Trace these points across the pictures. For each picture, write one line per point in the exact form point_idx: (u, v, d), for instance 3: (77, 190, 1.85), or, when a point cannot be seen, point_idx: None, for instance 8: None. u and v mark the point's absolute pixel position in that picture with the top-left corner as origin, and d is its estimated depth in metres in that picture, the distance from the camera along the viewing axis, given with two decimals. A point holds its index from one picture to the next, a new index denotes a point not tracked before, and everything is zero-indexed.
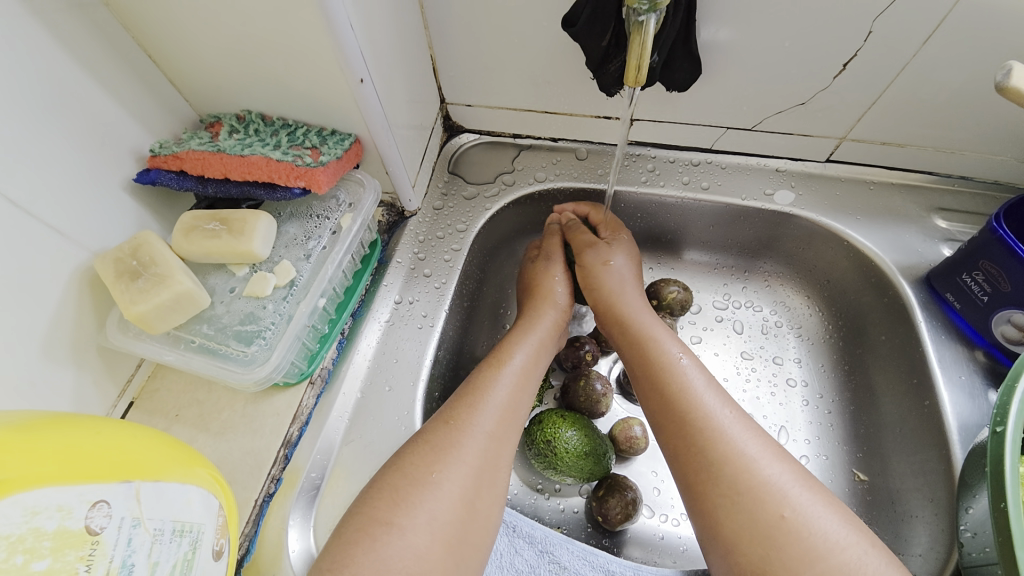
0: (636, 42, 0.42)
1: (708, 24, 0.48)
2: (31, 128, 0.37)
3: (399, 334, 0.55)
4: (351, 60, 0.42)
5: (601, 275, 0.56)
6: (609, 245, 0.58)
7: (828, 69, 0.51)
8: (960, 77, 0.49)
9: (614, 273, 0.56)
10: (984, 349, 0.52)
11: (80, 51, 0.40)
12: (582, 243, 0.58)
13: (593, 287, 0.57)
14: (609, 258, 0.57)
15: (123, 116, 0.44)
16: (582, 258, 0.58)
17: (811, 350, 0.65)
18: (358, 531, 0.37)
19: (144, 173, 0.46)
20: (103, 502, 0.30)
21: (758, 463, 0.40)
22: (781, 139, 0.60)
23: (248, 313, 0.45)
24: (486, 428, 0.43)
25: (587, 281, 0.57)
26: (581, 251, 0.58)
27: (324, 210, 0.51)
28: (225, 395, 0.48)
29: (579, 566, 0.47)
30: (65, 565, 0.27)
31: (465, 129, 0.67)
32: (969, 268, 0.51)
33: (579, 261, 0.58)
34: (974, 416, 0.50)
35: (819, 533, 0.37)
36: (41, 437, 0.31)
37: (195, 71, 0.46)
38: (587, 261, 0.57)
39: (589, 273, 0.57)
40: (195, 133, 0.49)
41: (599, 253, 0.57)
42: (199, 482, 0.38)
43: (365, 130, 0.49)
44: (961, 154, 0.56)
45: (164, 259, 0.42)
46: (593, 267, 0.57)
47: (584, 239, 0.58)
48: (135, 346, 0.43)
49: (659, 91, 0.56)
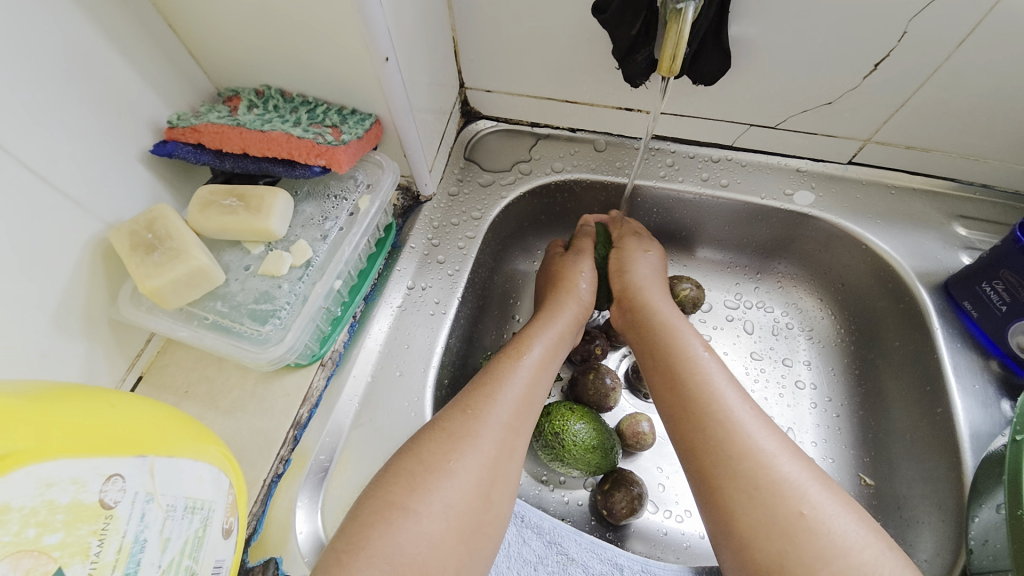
0: (672, 30, 0.41)
1: (739, 17, 0.47)
2: (48, 93, 0.37)
3: (411, 320, 0.54)
4: (377, 37, 0.41)
5: (635, 260, 0.57)
6: (649, 239, 0.60)
7: (858, 68, 0.50)
8: (990, 82, 0.48)
9: (648, 261, 0.58)
10: (998, 359, 0.52)
11: (99, 15, 0.39)
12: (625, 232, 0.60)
13: (624, 274, 0.57)
14: (649, 248, 0.59)
15: (140, 85, 0.43)
16: (622, 241, 0.59)
17: (822, 353, 0.64)
18: (371, 514, 0.37)
19: (161, 145, 0.45)
20: (118, 476, 0.30)
21: (776, 461, 0.40)
22: (804, 139, 0.59)
23: (263, 292, 0.45)
24: (502, 417, 0.43)
25: (619, 266, 0.57)
26: (623, 237, 0.60)
27: (342, 191, 0.50)
28: (235, 374, 0.48)
29: (587, 558, 0.47)
30: (77, 540, 0.27)
31: (483, 115, 0.66)
32: (990, 276, 0.50)
33: (619, 244, 0.59)
34: (986, 425, 0.50)
35: (837, 533, 0.36)
36: (52, 408, 0.30)
37: (215, 42, 0.45)
38: (626, 244, 0.59)
39: (625, 256, 0.58)
40: (213, 106, 0.48)
41: (640, 241, 0.59)
42: (210, 459, 0.37)
43: (386, 111, 0.48)
44: (985, 162, 0.56)
45: (180, 234, 0.42)
46: (632, 251, 0.58)
47: (627, 229, 0.61)
48: (148, 321, 0.42)
49: (683, 85, 0.55)
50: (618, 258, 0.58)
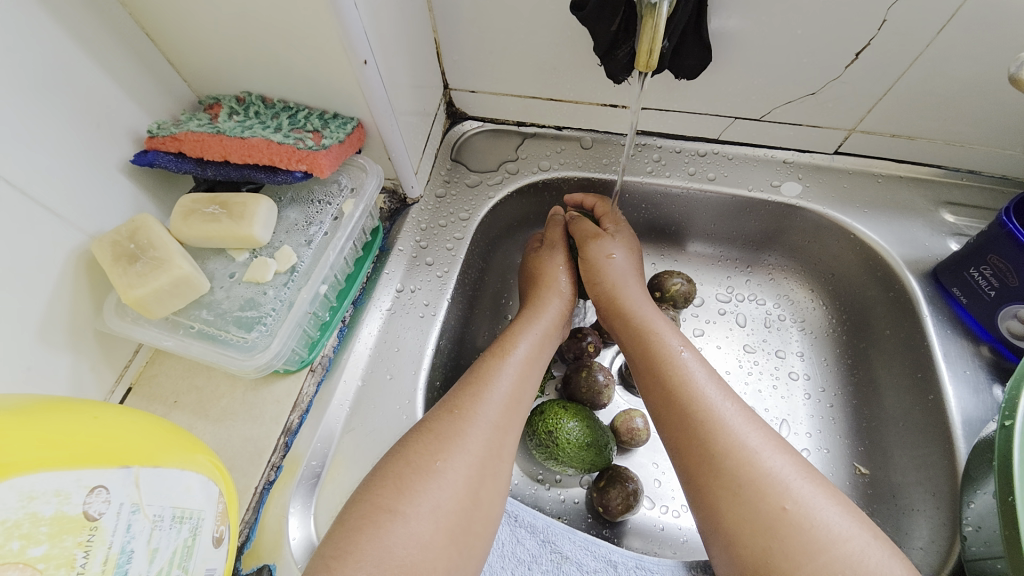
0: (648, 25, 0.41)
1: (719, 11, 0.47)
2: (26, 107, 0.37)
3: (400, 323, 0.54)
4: (354, 40, 0.41)
5: (602, 267, 0.56)
6: (613, 237, 0.58)
7: (840, 58, 0.50)
8: (971, 70, 0.48)
9: (615, 265, 0.56)
10: (989, 344, 0.52)
11: (76, 27, 0.39)
12: (586, 233, 0.58)
13: (594, 283, 0.56)
14: (612, 251, 0.56)
15: (120, 96, 0.43)
16: (584, 249, 0.57)
17: (815, 344, 0.64)
18: (360, 519, 0.37)
19: (141, 154, 0.45)
20: (102, 488, 0.29)
21: (760, 455, 0.40)
22: (789, 130, 0.59)
23: (249, 299, 0.45)
24: (490, 417, 0.43)
25: (589, 276, 0.56)
26: (585, 241, 0.57)
27: (326, 195, 0.50)
28: (224, 382, 0.48)
29: (581, 556, 0.47)
30: (63, 552, 0.27)
31: (468, 116, 0.66)
32: (978, 262, 0.50)
33: (583, 252, 0.57)
34: (978, 411, 0.50)
35: (822, 525, 0.36)
36: (37, 421, 0.30)
37: (195, 51, 0.45)
38: (590, 253, 0.56)
39: (592, 267, 0.56)
40: (194, 114, 0.48)
41: (602, 245, 0.56)
42: (199, 469, 0.37)
43: (367, 114, 0.48)
44: (970, 148, 0.56)
45: (162, 243, 0.42)
46: (597, 260, 0.56)
47: (588, 229, 0.58)
48: (133, 331, 0.42)
49: (666, 80, 0.55)
50: (586, 270, 0.57)
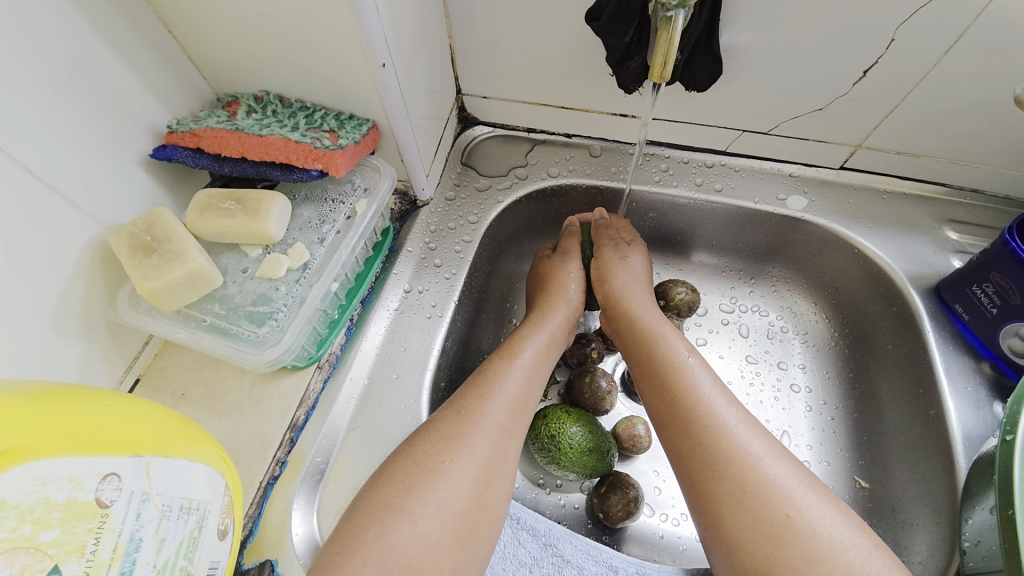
0: (663, 38, 0.42)
1: (731, 24, 0.48)
2: (50, 98, 0.37)
3: (407, 323, 0.55)
4: (374, 44, 0.41)
5: (615, 268, 0.57)
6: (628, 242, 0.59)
7: (848, 75, 0.51)
8: (977, 90, 0.49)
9: (629, 267, 0.57)
10: (990, 361, 0.52)
11: (101, 21, 0.39)
12: (603, 239, 0.59)
13: (604, 284, 0.56)
14: (627, 254, 0.58)
15: (142, 90, 0.44)
16: (601, 252, 0.58)
17: (817, 356, 0.65)
18: (366, 516, 0.37)
19: (160, 149, 0.45)
20: (114, 475, 0.30)
21: (763, 463, 0.40)
22: (796, 144, 0.60)
23: (260, 294, 0.45)
24: (495, 418, 0.43)
25: (600, 274, 0.57)
26: (601, 244, 0.58)
27: (339, 195, 0.51)
28: (232, 376, 0.48)
29: (582, 560, 0.47)
30: (73, 538, 0.27)
31: (479, 121, 0.66)
32: (980, 280, 0.51)
33: (598, 254, 0.58)
34: (979, 427, 0.50)
35: (824, 534, 0.37)
36: (52, 408, 0.30)
37: (216, 49, 0.45)
38: (604, 256, 0.57)
39: (604, 265, 0.57)
40: (212, 111, 0.48)
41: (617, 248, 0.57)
42: (207, 460, 0.37)
43: (383, 116, 0.49)
44: (974, 168, 0.57)
45: (178, 236, 0.42)
46: (610, 260, 0.57)
47: (606, 236, 0.59)
48: (146, 323, 0.43)
49: (676, 91, 0.56)
50: (598, 268, 0.57)
